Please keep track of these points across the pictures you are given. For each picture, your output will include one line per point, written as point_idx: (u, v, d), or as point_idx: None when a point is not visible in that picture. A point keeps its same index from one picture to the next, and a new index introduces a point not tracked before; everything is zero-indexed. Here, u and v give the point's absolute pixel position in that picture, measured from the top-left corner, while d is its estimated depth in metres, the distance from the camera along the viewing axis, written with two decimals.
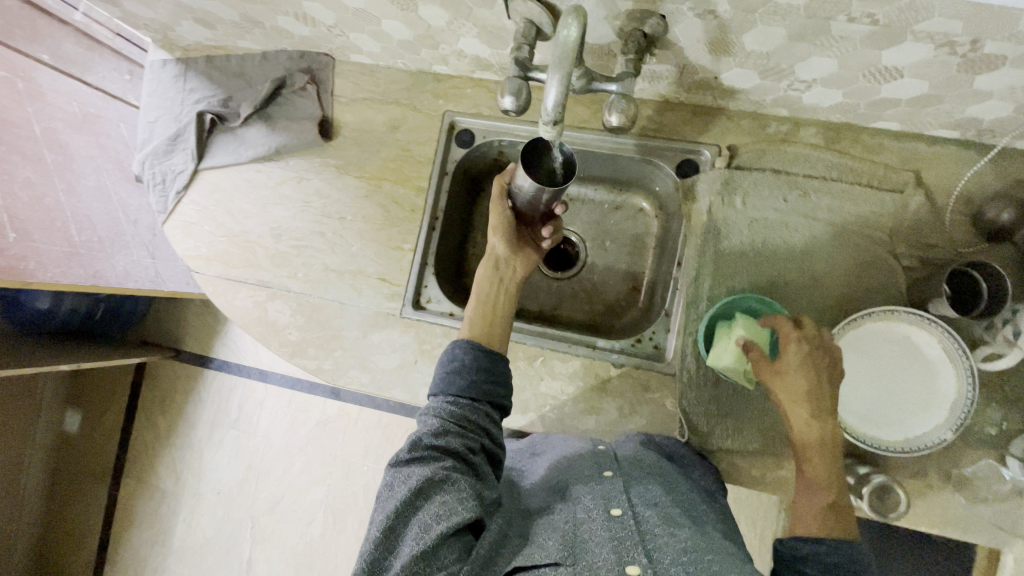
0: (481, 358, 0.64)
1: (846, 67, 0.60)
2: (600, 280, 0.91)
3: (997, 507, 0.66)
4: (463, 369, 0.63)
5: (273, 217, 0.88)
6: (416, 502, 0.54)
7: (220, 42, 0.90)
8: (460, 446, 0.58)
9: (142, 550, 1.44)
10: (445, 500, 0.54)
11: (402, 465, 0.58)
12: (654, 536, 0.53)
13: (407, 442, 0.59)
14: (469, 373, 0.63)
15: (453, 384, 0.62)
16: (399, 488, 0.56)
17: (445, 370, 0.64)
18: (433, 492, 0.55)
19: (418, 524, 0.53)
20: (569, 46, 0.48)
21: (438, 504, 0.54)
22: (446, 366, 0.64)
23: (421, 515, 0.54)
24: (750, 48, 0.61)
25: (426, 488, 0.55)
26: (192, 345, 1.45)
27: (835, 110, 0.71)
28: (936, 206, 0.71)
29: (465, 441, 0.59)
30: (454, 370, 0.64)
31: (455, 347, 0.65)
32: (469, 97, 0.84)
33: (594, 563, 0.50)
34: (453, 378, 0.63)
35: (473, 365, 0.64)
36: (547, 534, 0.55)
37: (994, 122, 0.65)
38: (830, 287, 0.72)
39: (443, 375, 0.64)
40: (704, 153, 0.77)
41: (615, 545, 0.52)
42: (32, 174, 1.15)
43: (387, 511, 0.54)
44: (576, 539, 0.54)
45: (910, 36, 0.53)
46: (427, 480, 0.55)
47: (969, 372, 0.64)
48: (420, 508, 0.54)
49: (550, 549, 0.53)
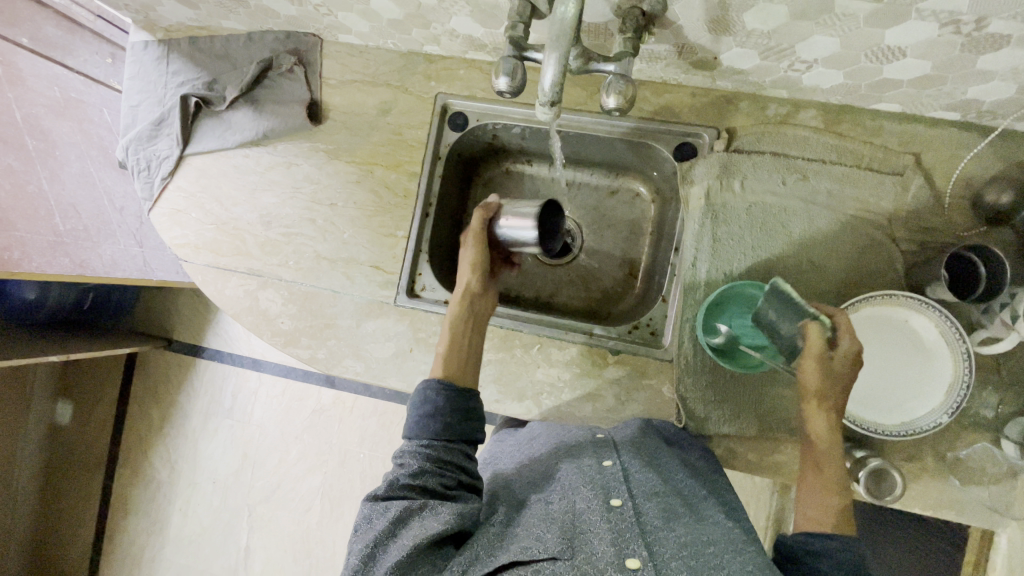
0: (455, 400, 0.63)
1: (848, 46, 0.59)
2: (596, 265, 0.91)
3: (991, 489, 0.66)
4: (436, 413, 0.62)
5: (262, 204, 0.86)
6: (395, 531, 0.54)
7: (203, 22, 0.87)
8: (436, 484, 0.58)
9: (139, 539, 1.43)
10: (423, 524, 0.54)
11: (378, 500, 0.58)
12: (654, 530, 0.53)
13: (384, 481, 0.59)
14: (442, 416, 0.61)
15: (428, 429, 0.61)
16: (377, 519, 0.56)
17: (418, 413, 0.62)
18: (409, 520, 0.55)
19: (397, 549, 0.52)
20: (568, 24, 0.47)
21: (417, 529, 0.54)
22: (417, 408, 0.63)
23: (400, 543, 0.53)
24: (750, 27, 0.60)
25: (405, 517, 0.55)
26: (183, 334, 1.43)
27: (835, 92, 0.70)
28: (935, 189, 0.70)
29: (441, 479, 0.58)
30: (428, 413, 0.62)
31: (427, 390, 0.63)
32: (462, 79, 0.82)
33: (593, 557, 0.50)
34: (427, 422, 0.61)
35: (446, 408, 0.62)
36: (545, 525, 0.55)
37: (996, 103, 0.64)
38: (829, 272, 0.71)
39: (416, 418, 0.62)
40: (702, 136, 0.76)
41: (614, 537, 0.52)
42: (15, 161, 1.12)
43: (365, 542, 0.54)
44: (575, 531, 0.54)
45: (915, 14, 0.52)
46: (404, 509, 0.55)
47: (966, 356, 0.64)
48: (398, 536, 0.54)
49: (549, 542, 0.52)
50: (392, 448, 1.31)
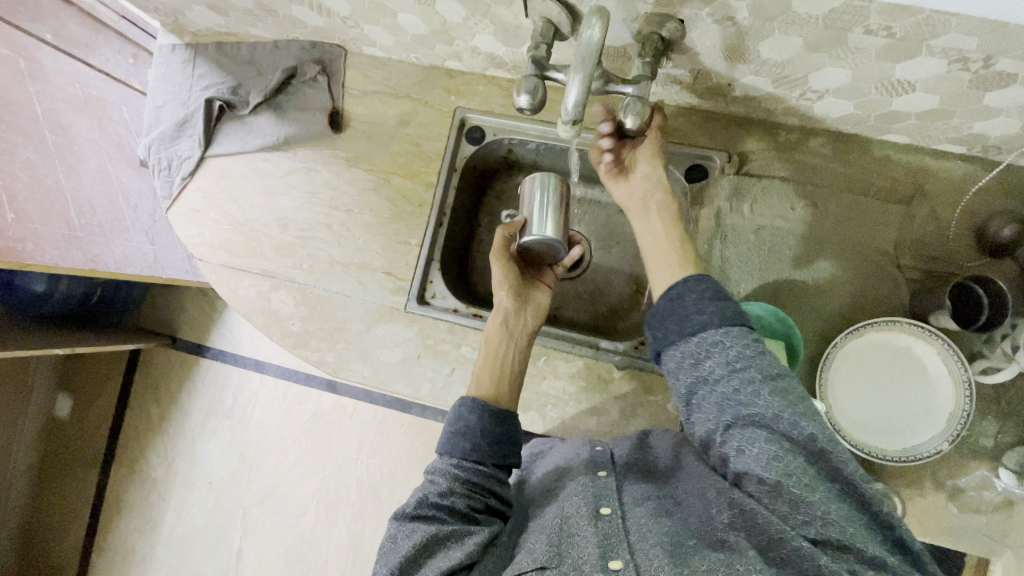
0: (487, 421, 0.64)
1: (859, 78, 0.61)
2: (604, 281, 0.93)
3: (991, 518, 0.67)
4: (467, 432, 0.63)
5: (279, 207, 0.87)
6: (419, 558, 0.55)
7: (231, 29, 0.89)
8: (465, 506, 0.59)
9: (131, 537, 1.42)
10: (449, 554, 0.55)
11: (406, 520, 0.59)
12: (641, 529, 0.54)
13: (414, 498, 0.60)
14: (473, 436, 0.63)
15: (458, 448, 0.63)
16: (403, 541, 0.56)
17: (451, 430, 0.64)
18: (437, 547, 0.56)
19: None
20: (593, 46, 0.49)
21: (442, 559, 0.55)
22: (452, 426, 0.65)
23: (425, 569, 0.54)
24: (765, 56, 0.62)
25: (430, 546, 0.55)
26: (188, 332, 1.44)
27: (845, 121, 0.72)
28: (940, 220, 0.72)
29: (469, 500, 0.60)
30: (460, 432, 0.64)
31: (461, 408, 0.65)
32: (481, 94, 0.84)
33: (579, 561, 0.52)
34: (457, 442, 0.63)
35: (479, 430, 0.63)
36: (536, 537, 0.56)
37: (1001, 139, 0.66)
38: (835, 297, 0.72)
39: (449, 436, 0.64)
40: (715, 159, 0.77)
41: (600, 542, 0.53)
42: (33, 155, 1.14)
43: (390, 564, 0.55)
44: (563, 536, 0.55)
45: (925, 51, 0.53)
46: (430, 537, 0.56)
47: (967, 385, 0.65)
48: (422, 564, 0.55)
49: (537, 551, 0.53)
50: (390, 456, 1.31)
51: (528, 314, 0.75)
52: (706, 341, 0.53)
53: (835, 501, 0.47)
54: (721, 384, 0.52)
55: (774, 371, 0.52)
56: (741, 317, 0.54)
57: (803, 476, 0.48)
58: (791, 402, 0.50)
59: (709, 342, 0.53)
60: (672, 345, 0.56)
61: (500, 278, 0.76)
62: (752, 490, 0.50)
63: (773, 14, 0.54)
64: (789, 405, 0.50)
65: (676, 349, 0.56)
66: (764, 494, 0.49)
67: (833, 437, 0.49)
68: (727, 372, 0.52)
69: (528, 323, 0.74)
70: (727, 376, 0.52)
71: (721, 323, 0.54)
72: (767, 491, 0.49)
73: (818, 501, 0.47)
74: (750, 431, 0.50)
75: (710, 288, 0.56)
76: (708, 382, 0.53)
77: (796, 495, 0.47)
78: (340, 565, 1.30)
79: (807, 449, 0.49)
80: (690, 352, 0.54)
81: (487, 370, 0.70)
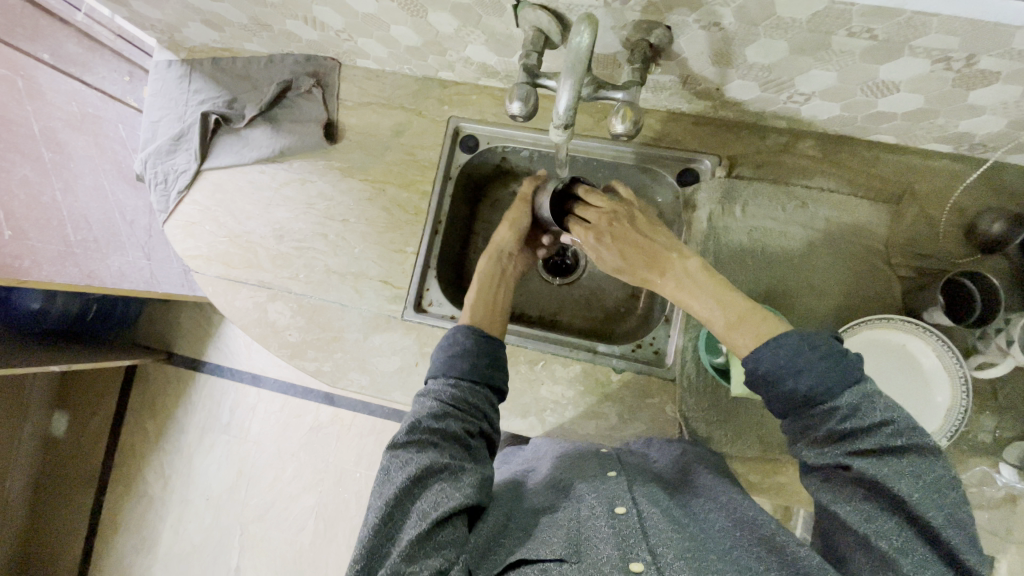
0: (483, 344, 0.65)
1: (845, 80, 0.62)
2: (600, 286, 0.93)
3: (992, 514, 0.67)
4: (463, 353, 0.64)
5: (276, 219, 0.88)
6: (413, 490, 0.54)
7: (226, 44, 0.91)
8: (459, 429, 0.59)
9: (128, 556, 1.40)
10: (444, 488, 0.54)
11: (399, 449, 0.57)
12: (658, 531, 0.53)
13: (405, 424, 0.58)
14: (470, 357, 0.64)
15: (455, 367, 0.63)
16: (397, 473, 0.55)
17: (447, 353, 0.64)
18: (431, 480, 0.54)
19: (417, 511, 0.52)
20: (582, 53, 0.49)
21: (436, 492, 0.53)
22: (446, 350, 0.65)
23: (419, 504, 0.53)
24: (752, 60, 0.63)
25: (426, 476, 0.54)
26: (184, 347, 1.43)
27: (833, 122, 0.73)
28: (930, 217, 0.73)
29: (464, 425, 0.59)
30: (456, 354, 0.64)
31: (457, 333, 0.66)
32: (474, 103, 0.85)
33: (598, 560, 0.50)
34: (454, 363, 0.63)
35: (475, 351, 0.64)
36: (551, 531, 0.55)
37: (987, 137, 0.67)
38: (830, 296, 0.73)
39: (446, 359, 0.64)
40: (705, 163, 0.79)
41: (618, 540, 0.52)
42: (30, 172, 1.15)
43: (383, 498, 0.53)
44: (580, 535, 0.53)
45: (908, 52, 0.54)
46: (426, 469, 0.54)
47: (964, 381, 0.65)
48: (416, 496, 0.53)
49: (555, 544, 0.52)
50: None
51: (518, 259, 0.82)
52: (798, 423, 0.51)
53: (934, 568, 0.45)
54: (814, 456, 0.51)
55: (871, 441, 0.48)
56: (815, 402, 0.49)
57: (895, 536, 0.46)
58: (909, 476, 0.46)
59: (799, 424, 0.51)
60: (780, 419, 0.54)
61: (512, 219, 0.82)
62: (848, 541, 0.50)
63: (758, 18, 0.55)
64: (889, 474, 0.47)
65: (787, 424, 0.53)
66: (858, 551, 0.48)
67: (941, 502, 0.46)
68: (818, 444, 0.50)
69: (518, 267, 0.81)
70: (819, 453, 0.50)
71: (803, 409, 0.50)
72: (862, 545, 0.48)
73: (912, 566, 0.45)
74: (849, 493, 0.49)
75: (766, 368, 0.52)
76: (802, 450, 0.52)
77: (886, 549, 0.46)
78: None
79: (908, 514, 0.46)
80: (788, 429, 0.53)
81: (484, 299, 0.73)
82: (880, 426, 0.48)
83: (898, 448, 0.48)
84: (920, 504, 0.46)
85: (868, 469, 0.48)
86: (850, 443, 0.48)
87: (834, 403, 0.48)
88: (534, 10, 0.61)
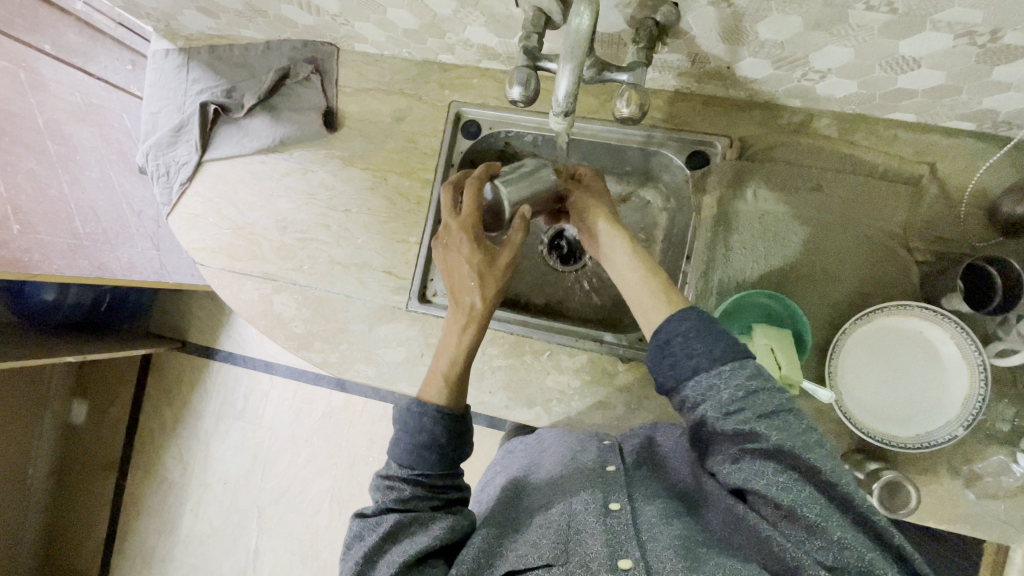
0: (451, 427, 0.59)
1: (862, 57, 0.59)
2: (607, 273, 0.91)
3: (1008, 503, 0.65)
4: (431, 444, 0.58)
5: (278, 210, 0.87)
6: (384, 546, 0.54)
7: (223, 31, 0.89)
8: (428, 503, 0.57)
9: (150, 539, 1.45)
10: (413, 539, 0.54)
11: (368, 517, 0.57)
12: (651, 528, 0.53)
13: (374, 500, 0.58)
14: (439, 447, 0.58)
15: (423, 460, 0.58)
16: (366, 537, 0.55)
17: (411, 441, 0.58)
18: (399, 535, 0.54)
19: (386, 562, 0.52)
20: (582, 35, 0.47)
21: (404, 545, 0.53)
22: (409, 434, 0.59)
23: (388, 557, 0.53)
24: (763, 37, 0.60)
25: (393, 532, 0.54)
26: (197, 336, 1.45)
27: (849, 101, 0.70)
28: (950, 199, 0.70)
29: (434, 495, 0.58)
30: (423, 443, 0.58)
31: (423, 416, 0.58)
32: (476, 87, 0.83)
33: (587, 559, 0.50)
34: (421, 454, 0.58)
35: (444, 440, 0.58)
36: (541, 531, 0.55)
37: (1013, 114, 0.63)
38: (845, 282, 0.71)
39: (410, 447, 0.58)
40: (716, 145, 0.75)
41: (608, 538, 0.52)
42: (36, 165, 1.15)
43: (356, 557, 0.53)
44: (570, 534, 0.53)
45: (930, 26, 0.51)
46: (397, 524, 0.54)
47: (982, 368, 0.63)
48: (387, 551, 0.54)
49: (543, 548, 0.52)
50: None
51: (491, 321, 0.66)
52: (703, 383, 0.51)
53: (850, 527, 0.45)
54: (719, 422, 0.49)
55: (771, 404, 0.49)
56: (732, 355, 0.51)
57: (814, 503, 0.45)
58: (797, 435, 0.47)
59: (703, 385, 0.50)
60: (675, 387, 0.53)
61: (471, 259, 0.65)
62: (766, 514, 0.47)
63: None
64: (786, 436, 0.47)
65: (678, 397, 0.53)
66: (781, 522, 0.46)
67: (837, 466, 0.46)
68: (724, 410, 0.49)
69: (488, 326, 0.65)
70: (724, 416, 0.49)
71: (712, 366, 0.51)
72: (782, 516, 0.46)
73: (833, 527, 0.44)
74: (757, 465, 0.48)
75: (694, 326, 0.53)
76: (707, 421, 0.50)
77: (812, 517, 0.44)
78: None
79: (812, 477, 0.46)
80: (688, 397, 0.52)
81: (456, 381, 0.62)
82: (775, 391, 0.49)
83: (785, 411, 0.48)
84: (823, 465, 0.46)
85: (772, 436, 0.47)
86: (753, 404, 0.48)
87: (740, 360, 0.51)
88: None
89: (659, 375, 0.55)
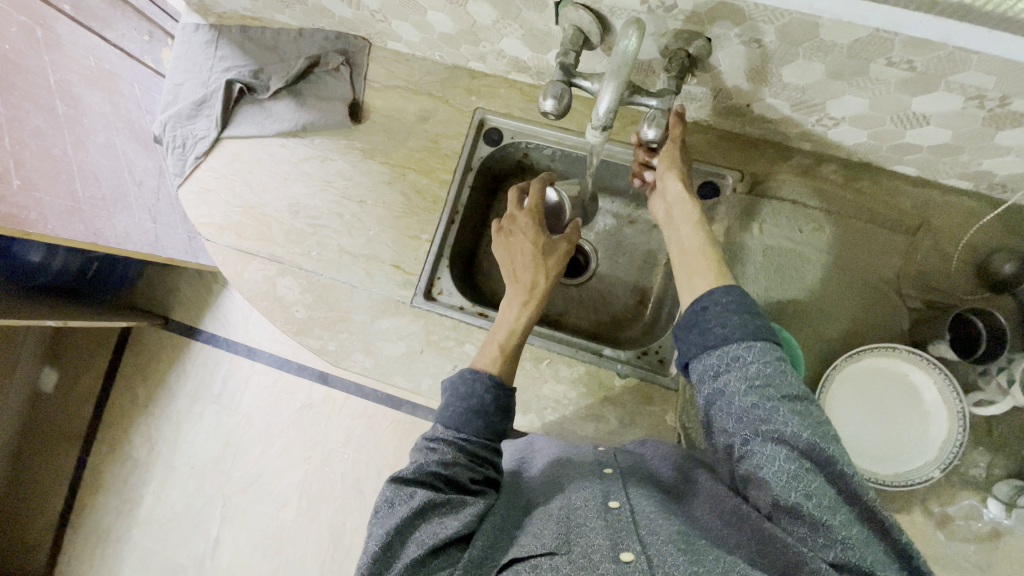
0: (502, 399, 0.63)
1: (876, 109, 0.63)
2: (608, 290, 0.93)
3: (976, 548, 0.68)
4: (480, 410, 0.62)
5: (293, 193, 0.87)
6: (415, 521, 0.53)
7: (256, 13, 0.90)
8: (465, 477, 0.58)
9: (106, 519, 1.40)
10: (442, 521, 0.54)
11: (402, 485, 0.56)
12: (649, 522, 0.53)
13: (413, 465, 0.58)
14: (486, 414, 0.62)
15: (470, 424, 0.61)
16: (398, 506, 0.55)
17: (462, 406, 0.62)
18: (431, 513, 0.54)
19: (415, 539, 0.52)
20: (628, 57, 0.50)
21: (435, 523, 0.53)
22: (461, 400, 0.63)
23: (417, 535, 0.52)
24: (787, 80, 0.63)
25: (425, 509, 0.54)
26: (182, 314, 1.43)
27: (857, 150, 0.73)
28: (943, 251, 0.74)
29: (470, 473, 0.59)
30: (472, 408, 0.62)
31: (476, 381, 0.63)
32: (502, 96, 0.85)
33: (589, 549, 0.50)
34: (470, 418, 0.61)
35: (491, 406, 0.62)
36: (541, 524, 0.54)
37: (1008, 177, 0.67)
38: (839, 320, 0.74)
39: (459, 410, 0.62)
40: (727, 178, 0.78)
41: (610, 532, 0.52)
42: (43, 123, 1.12)
43: (385, 527, 0.53)
44: (571, 526, 0.53)
45: (944, 86, 0.55)
46: (428, 501, 0.54)
47: (961, 416, 0.66)
48: (417, 527, 0.53)
49: (545, 538, 0.51)
50: (377, 452, 1.30)
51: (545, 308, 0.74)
52: (728, 355, 0.53)
53: (853, 523, 0.47)
54: (739, 396, 0.51)
55: (797, 393, 0.51)
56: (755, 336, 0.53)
57: (823, 496, 0.47)
58: (812, 423, 0.50)
59: (726, 359, 0.53)
60: (696, 356, 0.55)
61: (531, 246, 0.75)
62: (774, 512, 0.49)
63: (800, 39, 0.56)
64: (806, 425, 0.49)
65: (697, 367, 0.55)
66: (785, 517, 0.48)
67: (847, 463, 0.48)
68: (745, 386, 0.51)
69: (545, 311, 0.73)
70: (745, 392, 0.51)
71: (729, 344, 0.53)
72: (786, 513, 0.48)
73: (839, 525, 0.46)
74: (768, 450, 0.49)
75: (735, 301, 0.54)
76: (727, 394, 0.52)
77: (829, 518, 0.46)
78: (318, 560, 1.28)
79: (824, 468, 0.48)
80: (710, 368, 0.54)
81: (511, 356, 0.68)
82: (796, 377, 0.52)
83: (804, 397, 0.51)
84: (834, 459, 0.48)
85: (790, 424, 0.49)
86: (773, 385, 0.50)
87: (771, 340, 0.53)
88: (576, 11, 0.62)
89: (684, 346, 0.57)
